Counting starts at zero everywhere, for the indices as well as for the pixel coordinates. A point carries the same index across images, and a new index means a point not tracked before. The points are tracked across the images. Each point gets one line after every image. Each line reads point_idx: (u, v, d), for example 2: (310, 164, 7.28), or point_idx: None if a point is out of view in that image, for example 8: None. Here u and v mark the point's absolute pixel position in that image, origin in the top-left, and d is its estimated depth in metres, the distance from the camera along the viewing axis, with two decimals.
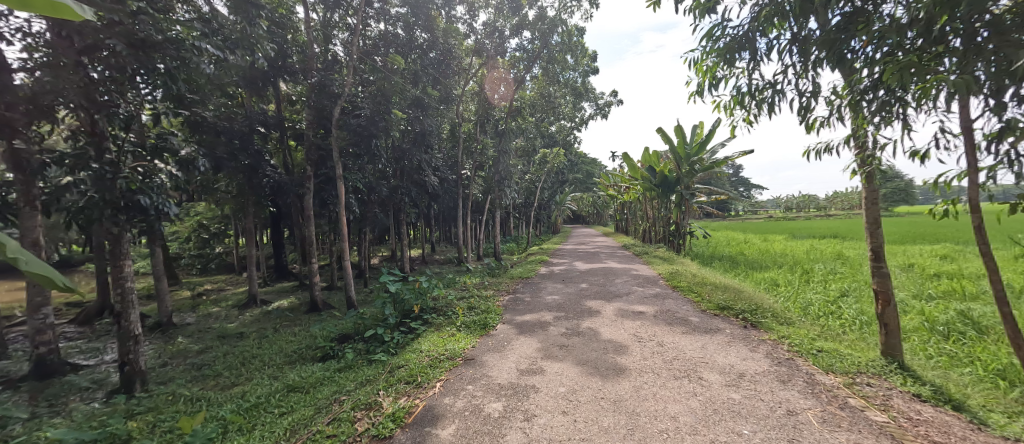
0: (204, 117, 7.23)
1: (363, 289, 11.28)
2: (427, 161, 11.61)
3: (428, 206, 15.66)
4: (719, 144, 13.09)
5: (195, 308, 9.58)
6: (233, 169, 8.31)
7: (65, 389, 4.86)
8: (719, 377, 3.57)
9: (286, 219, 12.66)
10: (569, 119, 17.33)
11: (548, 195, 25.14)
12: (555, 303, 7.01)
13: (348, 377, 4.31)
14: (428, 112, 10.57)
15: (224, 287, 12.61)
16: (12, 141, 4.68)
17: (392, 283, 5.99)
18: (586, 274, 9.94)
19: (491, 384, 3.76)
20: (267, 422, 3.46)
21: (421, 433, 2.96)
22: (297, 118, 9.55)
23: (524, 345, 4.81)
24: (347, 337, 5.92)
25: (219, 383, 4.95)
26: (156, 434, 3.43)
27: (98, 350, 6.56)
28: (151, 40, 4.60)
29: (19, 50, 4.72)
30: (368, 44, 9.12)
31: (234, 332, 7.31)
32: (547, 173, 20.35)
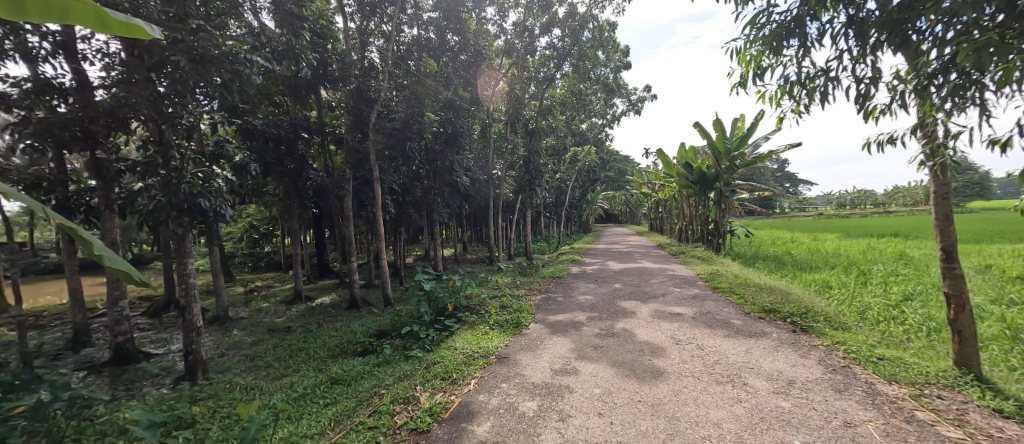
0: (254, 124, 7.73)
1: (398, 287, 11.63)
2: (459, 162, 11.81)
3: (460, 206, 15.93)
4: (762, 138, 12.38)
5: (247, 303, 10.29)
6: (280, 172, 8.85)
7: (139, 375, 5.38)
8: (766, 383, 3.37)
9: (327, 220, 13.29)
10: (600, 116, 17.05)
11: (579, 194, 24.84)
12: (588, 303, 6.91)
13: (387, 372, 4.46)
14: (460, 113, 10.75)
15: (273, 284, 13.45)
16: (95, 151, 5.23)
17: (427, 282, 6.14)
18: (619, 274, 9.74)
19: (525, 383, 3.77)
20: (313, 412, 3.65)
21: (457, 429, 3.01)
22: (337, 123, 10.02)
23: (558, 345, 4.78)
24: (384, 333, 6.14)
25: (270, 374, 5.29)
26: (216, 419, 3.71)
27: (166, 340, 7.19)
28: (209, 55, 4.96)
29: (100, 69, 5.27)
30: (402, 49, 9.40)
31: (282, 326, 7.77)
32: (578, 172, 20.11)
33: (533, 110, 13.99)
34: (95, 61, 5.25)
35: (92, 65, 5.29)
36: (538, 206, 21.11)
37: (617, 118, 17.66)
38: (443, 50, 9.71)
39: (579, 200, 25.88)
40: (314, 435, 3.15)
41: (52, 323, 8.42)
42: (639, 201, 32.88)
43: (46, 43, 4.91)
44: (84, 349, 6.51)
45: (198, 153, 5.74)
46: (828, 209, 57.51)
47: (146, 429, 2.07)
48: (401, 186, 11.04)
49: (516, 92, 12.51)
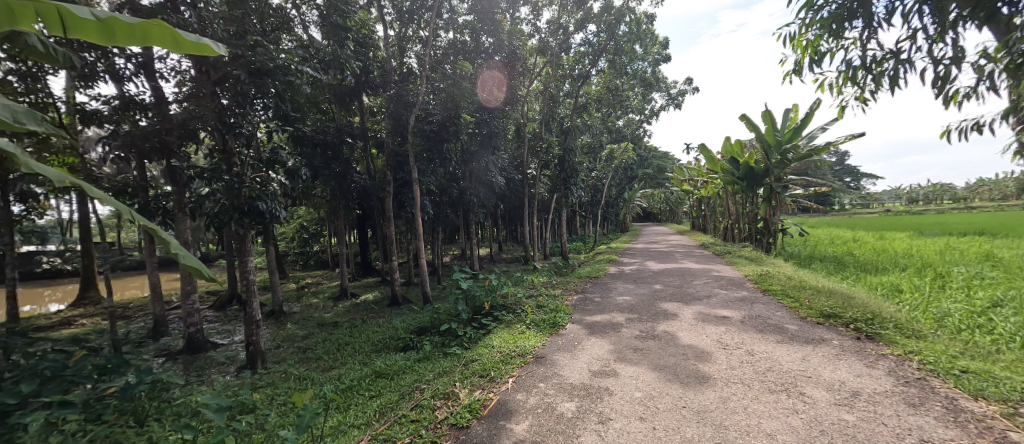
0: (304, 131, 8.25)
1: (437, 285, 11.93)
2: (494, 163, 11.91)
3: (495, 205, 16.10)
4: (819, 129, 11.46)
5: (300, 299, 11.01)
6: (328, 176, 9.39)
7: (208, 363, 5.92)
8: (826, 394, 3.12)
9: (370, 220, 13.92)
10: (638, 112, 16.59)
11: (615, 193, 24.27)
12: (627, 304, 6.72)
13: (427, 368, 4.60)
14: (495, 114, 10.85)
15: (321, 281, 14.29)
16: (170, 160, 5.82)
17: (464, 280, 6.27)
18: (659, 275, 9.42)
19: (564, 383, 3.74)
20: (359, 403, 3.84)
21: (496, 426, 3.05)
22: (378, 127, 10.43)
23: (596, 347, 4.70)
24: (424, 330, 6.32)
25: (320, 366, 5.62)
26: (274, 406, 4.00)
27: (230, 331, 7.86)
28: (265, 68, 5.33)
29: (174, 86, 5.88)
30: (438, 53, 9.65)
31: (330, 321, 8.24)
32: (614, 170, 19.65)
33: (567, 108, 13.82)
34: (170, 78, 5.85)
35: (167, 82, 5.89)
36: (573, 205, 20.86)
37: (655, 113, 17.05)
38: (477, 51, 9.84)
39: (615, 198, 25.28)
40: (361, 425, 3.31)
41: (136, 314, 9.46)
42: (679, 199, 31.54)
43: (130, 64, 5.52)
44: (162, 338, 7.25)
45: (256, 160, 6.21)
46: (896, 205, 52.22)
47: (215, 412, 2.27)
48: (438, 187, 11.34)
49: (550, 91, 12.44)
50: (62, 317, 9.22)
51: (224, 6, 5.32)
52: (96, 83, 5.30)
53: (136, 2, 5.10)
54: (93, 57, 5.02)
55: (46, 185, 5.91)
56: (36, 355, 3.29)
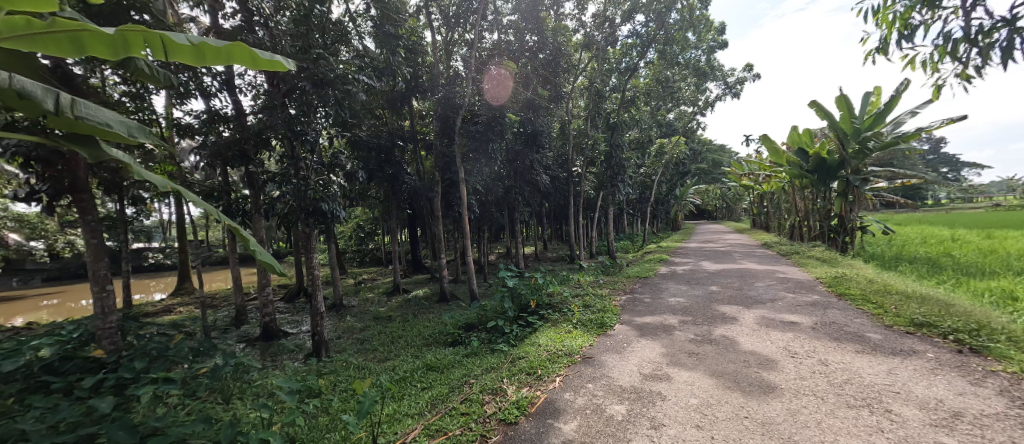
0: (360, 136, 8.78)
1: (483, 283, 12.15)
2: (539, 161, 11.86)
3: (541, 204, 16.06)
4: (908, 113, 10.10)
5: (357, 293, 11.76)
6: (381, 178, 9.92)
7: (281, 350, 6.52)
8: (918, 413, 2.75)
9: (420, 220, 14.47)
10: (690, 103, 15.69)
11: (665, 189, 23.15)
12: (681, 306, 6.38)
13: (475, 363, 4.71)
14: (540, 112, 10.82)
15: (376, 277, 15.15)
16: (248, 166, 6.48)
17: (509, 278, 6.33)
18: (716, 276, 8.85)
19: (613, 385, 3.64)
20: (412, 394, 4.02)
21: (544, 425, 3.05)
22: (427, 130, 10.82)
23: (646, 349, 4.53)
24: (472, 326, 6.47)
25: (376, 356, 5.97)
26: (338, 392, 4.32)
27: (298, 322, 8.60)
28: (326, 78, 5.74)
29: (251, 99, 6.54)
30: (483, 55, 9.81)
31: (385, 315, 8.71)
32: (665, 166, 18.75)
33: (614, 103, 13.41)
34: (247, 92, 6.51)
35: (245, 97, 6.54)
36: (621, 203, 20.24)
37: (710, 104, 16.01)
38: (521, 51, 9.90)
39: (666, 195, 24.10)
40: (415, 415, 3.46)
41: (222, 304, 10.66)
42: (738, 195, 29.35)
43: (216, 82, 6.21)
44: (242, 326, 8.09)
45: (319, 164, 6.70)
46: (1010, 198, 44.58)
47: (288, 394, 2.52)
48: (483, 186, 11.53)
49: (596, 86, 12.12)
50: (164, 305, 10.62)
51: (293, 24, 5.86)
52: (189, 100, 6.03)
53: (220, 27, 5.73)
54: (186, 77, 5.72)
55: (152, 190, 6.84)
56: (146, 337, 3.82)
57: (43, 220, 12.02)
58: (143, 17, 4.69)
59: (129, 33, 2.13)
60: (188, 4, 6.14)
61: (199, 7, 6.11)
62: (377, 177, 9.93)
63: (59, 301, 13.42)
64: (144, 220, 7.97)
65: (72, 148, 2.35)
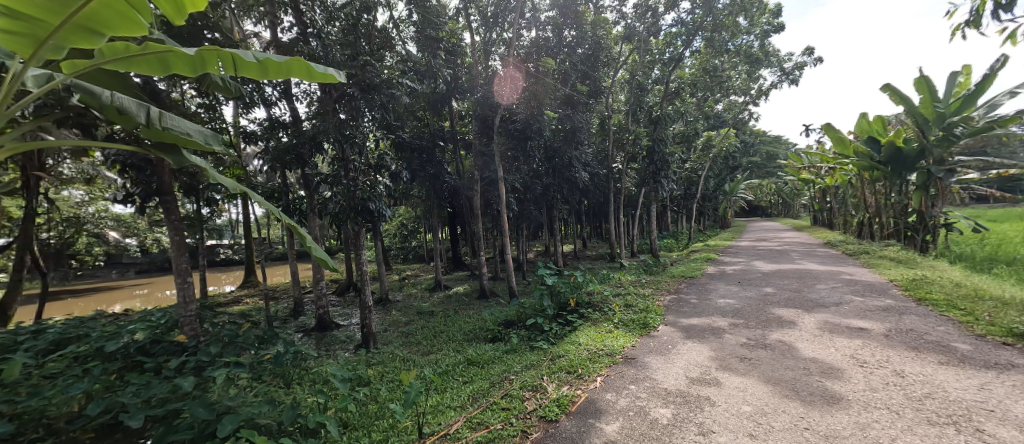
0: (403, 138, 9.13)
1: (522, 281, 12.20)
2: (579, 158, 11.69)
3: (580, 201, 15.83)
4: (1005, 94, 8.84)
5: (402, 289, 12.28)
6: (423, 177, 10.26)
7: (334, 340, 6.96)
8: (1018, 435, 2.41)
9: (460, 218, 14.78)
10: (741, 93, 14.71)
11: (714, 185, 21.94)
12: (731, 308, 6.03)
13: (515, 359, 4.76)
14: (579, 108, 10.66)
15: (419, 273, 15.72)
16: (304, 169, 6.96)
17: (548, 276, 6.31)
18: (770, 276, 8.27)
19: (657, 388, 3.53)
20: (454, 387, 4.13)
21: (585, 424, 3.02)
22: (466, 130, 11.05)
23: (693, 352, 4.33)
24: (511, 323, 6.53)
25: (420, 349, 6.21)
26: (386, 382, 4.53)
27: (349, 314, 9.14)
28: (373, 83, 6.03)
29: (306, 106, 7.02)
30: (522, 53, 9.83)
31: (427, 310, 9.02)
32: (713, 160, 17.76)
33: (657, 96, 12.88)
34: (302, 100, 7.00)
35: (301, 104, 7.04)
36: (665, 199, 19.45)
37: (764, 93, 14.91)
38: (559, 47, 9.86)
39: (715, 191, 22.82)
40: (457, 408, 3.55)
41: (282, 297, 11.58)
42: (796, 190, 27.16)
43: (276, 91, 6.74)
44: (300, 317, 8.73)
45: (366, 165, 7.05)
46: None
47: (341, 382, 2.76)
48: (522, 184, 11.58)
49: (637, 79, 11.83)
50: (234, 296, 11.70)
51: (342, 34, 6.22)
52: (253, 109, 6.60)
53: (279, 40, 6.19)
54: (251, 88, 6.25)
55: (222, 192, 7.54)
56: (220, 325, 4.24)
57: (136, 220, 13.66)
58: (214, 34, 5.16)
59: (206, 52, 2.36)
60: (251, 21, 6.70)
61: (261, 22, 6.65)
62: (419, 176, 10.27)
63: (149, 291, 15.24)
64: (216, 219, 8.82)
65: (158, 156, 2.62)
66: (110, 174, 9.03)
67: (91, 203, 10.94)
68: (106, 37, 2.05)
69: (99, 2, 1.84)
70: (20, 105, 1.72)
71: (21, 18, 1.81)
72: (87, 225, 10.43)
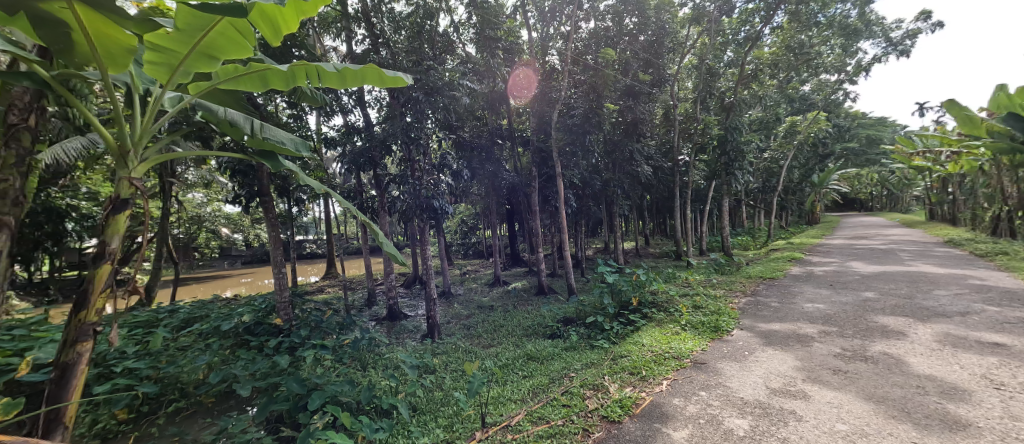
0: (464, 137, 9.43)
1: (581, 278, 12.00)
2: (641, 151, 11.16)
3: (642, 196, 15.12)
4: None
5: (463, 283, 12.75)
6: (483, 175, 10.53)
7: (403, 329, 7.46)
8: None
9: (518, 214, 14.91)
10: (835, 70, 12.89)
11: (798, 175, 19.59)
12: (821, 314, 5.36)
13: (574, 357, 4.71)
14: (641, 99, 10.18)
15: (479, 268, 16.21)
16: (376, 170, 7.51)
17: (609, 274, 6.12)
18: (872, 279, 7.19)
19: (731, 396, 3.27)
20: (514, 380, 4.21)
21: (651, 428, 2.91)
22: (523, 127, 11.13)
23: (775, 360, 3.94)
24: (570, 320, 6.46)
25: (482, 342, 6.41)
26: (450, 371, 4.76)
27: (415, 306, 9.73)
28: (436, 86, 6.30)
29: (378, 111, 7.58)
30: (580, 45, 9.63)
31: (487, 304, 9.27)
32: (798, 148, 15.85)
33: (729, 80, 11.84)
34: (374, 106, 7.55)
35: (372, 110, 7.60)
36: (739, 193, 17.81)
37: (864, 68, 12.94)
38: (620, 35, 9.49)
39: (799, 182, 20.38)
40: (517, 401, 3.62)
41: (357, 287, 12.67)
42: (907, 180, 23.20)
43: (352, 99, 7.34)
44: (373, 306, 9.49)
45: (430, 165, 7.41)
46: None
47: (410, 368, 3.09)
48: (581, 180, 11.35)
49: (706, 63, 11.00)
50: (319, 286, 13.08)
51: (409, 42, 6.62)
52: (333, 117, 7.27)
53: (353, 52, 6.75)
54: (331, 97, 6.90)
55: (307, 192, 8.42)
56: (308, 311, 4.75)
57: (241, 218, 15.82)
58: (300, 51, 5.80)
59: (296, 66, 2.64)
60: (330, 36, 7.37)
61: (339, 37, 7.28)
62: (479, 174, 10.55)
63: (252, 279, 17.64)
64: (303, 217, 9.89)
65: (258, 162, 2.87)
66: (223, 178, 10.52)
67: (208, 203, 12.89)
68: (220, 61, 2.38)
69: (215, 31, 2.14)
70: (160, 122, 2.06)
71: (160, 50, 2.17)
72: (206, 222, 12.29)
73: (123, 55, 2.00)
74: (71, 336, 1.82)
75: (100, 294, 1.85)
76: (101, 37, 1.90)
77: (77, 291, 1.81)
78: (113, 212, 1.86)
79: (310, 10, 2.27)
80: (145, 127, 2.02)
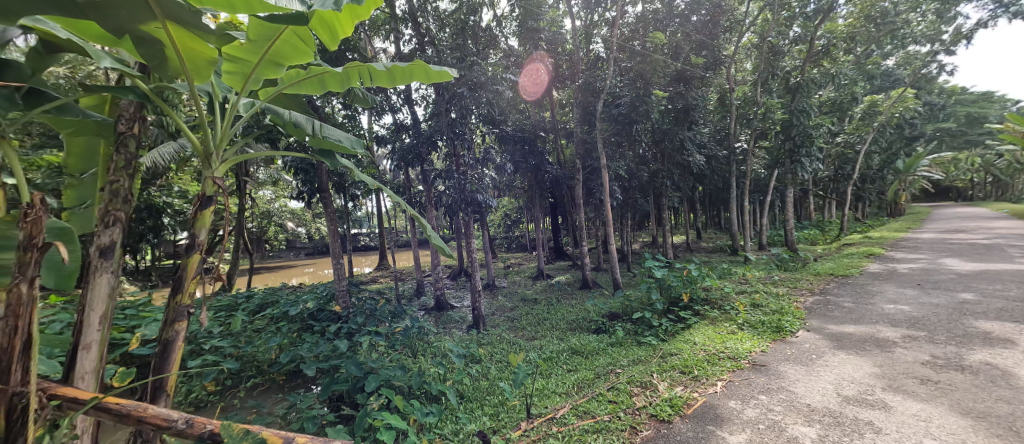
0: (507, 131, 9.47)
1: (627, 273, 11.66)
2: (693, 139, 10.54)
3: (693, 188, 14.33)
4: None
5: (507, 276, 12.93)
6: (526, 168, 10.55)
7: (450, 319, 7.74)
8: None
9: (561, 207, 14.77)
10: (927, 40, 11.25)
11: (878, 161, 17.49)
12: (905, 316, 4.77)
13: (620, 353, 4.61)
14: (693, 84, 9.61)
15: (523, 262, 16.32)
16: (423, 165, 7.78)
17: (657, 269, 5.85)
18: (970, 278, 6.29)
19: (796, 402, 3.03)
20: (559, 373, 4.20)
21: (703, 430, 2.78)
22: (567, 119, 10.99)
23: (848, 365, 3.59)
24: (616, 315, 6.32)
25: (525, 334, 6.48)
26: (496, 361, 4.87)
27: (461, 297, 10.03)
28: (479, 81, 6.37)
29: (424, 109, 7.83)
30: (626, 31, 9.25)
31: (531, 297, 9.35)
32: (878, 130, 14.13)
33: (796, 58, 10.77)
34: (420, 103, 7.81)
35: (419, 107, 7.86)
36: (805, 181, 16.29)
37: (964, 36, 11.20)
38: (670, 17, 9.02)
39: (879, 168, 18.18)
40: (562, 394, 3.62)
41: (407, 278, 13.30)
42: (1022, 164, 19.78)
43: (400, 98, 7.64)
44: (422, 297, 9.94)
45: (474, 159, 7.54)
46: None
47: (457, 357, 3.20)
48: (627, 171, 10.98)
49: (768, 41, 10.11)
50: (373, 277, 13.91)
51: (452, 40, 6.78)
52: (383, 115, 7.62)
53: (402, 53, 7.03)
54: (381, 96, 7.23)
55: (361, 188, 8.94)
56: (364, 300, 5.09)
57: (304, 213, 17.19)
58: (353, 54, 6.15)
59: (351, 68, 2.78)
60: (380, 38, 7.71)
61: (388, 39, 7.60)
62: (523, 168, 10.58)
63: (314, 269, 19.14)
64: (358, 211, 10.51)
65: (318, 160, 3.04)
66: (288, 176, 11.45)
67: (276, 200, 14.15)
68: (285, 67, 2.55)
69: (281, 39, 2.32)
70: (236, 126, 2.27)
71: (237, 60, 2.39)
72: (275, 217, 13.48)
73: (206, 66, 2.21)
74: (171, 317, 2.07)
75: (192, 279, 2.09)
76: (189, 51, 2.12)
77: (175, 277, 2.06)
78: (200, 208, 2.09)
79: (363, 14, 2.38)
80: (224, 131, 2.23)
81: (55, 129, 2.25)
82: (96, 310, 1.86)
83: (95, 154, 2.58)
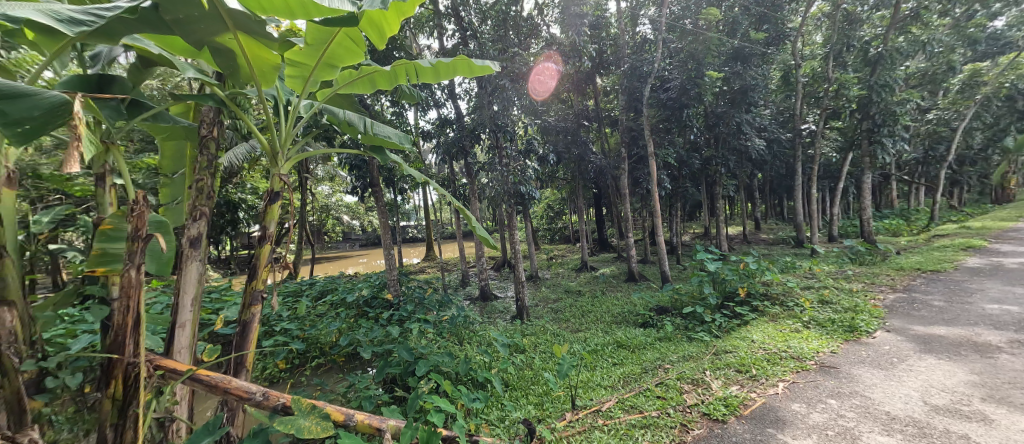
0: (548, 122, 9.36)
1: (676, 265, 11.16)
2: (751, 122, 9.76)
3: (752, 175, 13.30)
4: None
5: (550, 268, 12.89)
6: (569, 158, 10.37)
7: (493, 309, 7.89)
8: None
9: (606, 198, 14.38)
10: None
11: (981, 140, 15.11)
12: (1013, 318, 4.14)
13: (669, 348, 4.44)
14: (752, 62, 8.86)
15: (566, 254, 16.16)
16: (467, 158, 7.91)
17: (710, 262, 5.52)
18: None
19: (872, 409, 2.76)
20: (604, 366, 4.13)
21: (763, 432, 2.63)
22: (611, 106, 10.63)
23: (937, 370, 3.19)
24: (665, 309, 6.06)
25: (569, 326, 6.42)
26: (540, 351, 4.88)
27: (505, 287, 10.17)
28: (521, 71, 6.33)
29: (467, 102, 7.94)
30: (676, 10, 8.71)
31: (575, 289, 9.27)
32: (982, 103, 12.18)
33: (876, 26, 9.54)
34: (464, 97, 7.92)
35: (462, 101, 7.98)
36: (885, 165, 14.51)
37: None
38: None
39: (983, 148, 15.68)
40: (608, 387, 3.56)
41: (453, 269, 13.68)
42: None
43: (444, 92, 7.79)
44: (467, 287, 10.22)
45: (517, 150, 7.54)
46: None
47: (503, 346, 3.25)
48: (676, 159, 10.43)
49: (841, 9, 9.06)
50: (421, 267, 14.47)
51: (494, 31, 6.77)
52: (428, 110, 7.83)
53: (445, 48, 7.17)
54: (426, 92, 7.42)
55: (409, 182, 9.28)
56: (413, 288, 5.31)
57: (357, 207, 18.23)
58: (400, 53, 6.38)
59: (398, 65, 2.87)
60: (424, 35, 7.90)
61: (431, 35, 7.77)
62: (565, 158, 10.39)
63: (367, 260, 20.31)
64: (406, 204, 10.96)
65: (370, 156, 3.20)
66: (343, 172, 12.19)
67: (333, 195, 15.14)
68: (339, 69, 2.68)
69: (335, 43, 2.45)
70: (298, 125, 2.45)
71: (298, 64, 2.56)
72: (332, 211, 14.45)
73: (271, 71, 2.40)
74: (248, 300, 2.29)
75: (264, 267, 2.29)
76: (257, 58, 2.30)
77: (250, 265, 2.27)
78: (269, 202, 2.29)
79: (408, 11, 2.43)
80: (288, 131, 2.41)
81: (152, 134, 2.57)
82: (188, 293, 2.10)
83: (183, 155, 2.91)
